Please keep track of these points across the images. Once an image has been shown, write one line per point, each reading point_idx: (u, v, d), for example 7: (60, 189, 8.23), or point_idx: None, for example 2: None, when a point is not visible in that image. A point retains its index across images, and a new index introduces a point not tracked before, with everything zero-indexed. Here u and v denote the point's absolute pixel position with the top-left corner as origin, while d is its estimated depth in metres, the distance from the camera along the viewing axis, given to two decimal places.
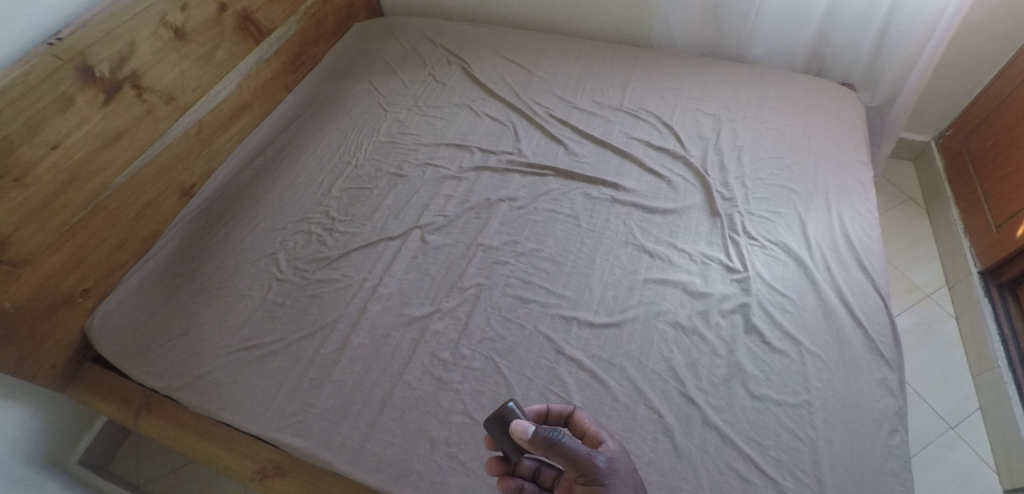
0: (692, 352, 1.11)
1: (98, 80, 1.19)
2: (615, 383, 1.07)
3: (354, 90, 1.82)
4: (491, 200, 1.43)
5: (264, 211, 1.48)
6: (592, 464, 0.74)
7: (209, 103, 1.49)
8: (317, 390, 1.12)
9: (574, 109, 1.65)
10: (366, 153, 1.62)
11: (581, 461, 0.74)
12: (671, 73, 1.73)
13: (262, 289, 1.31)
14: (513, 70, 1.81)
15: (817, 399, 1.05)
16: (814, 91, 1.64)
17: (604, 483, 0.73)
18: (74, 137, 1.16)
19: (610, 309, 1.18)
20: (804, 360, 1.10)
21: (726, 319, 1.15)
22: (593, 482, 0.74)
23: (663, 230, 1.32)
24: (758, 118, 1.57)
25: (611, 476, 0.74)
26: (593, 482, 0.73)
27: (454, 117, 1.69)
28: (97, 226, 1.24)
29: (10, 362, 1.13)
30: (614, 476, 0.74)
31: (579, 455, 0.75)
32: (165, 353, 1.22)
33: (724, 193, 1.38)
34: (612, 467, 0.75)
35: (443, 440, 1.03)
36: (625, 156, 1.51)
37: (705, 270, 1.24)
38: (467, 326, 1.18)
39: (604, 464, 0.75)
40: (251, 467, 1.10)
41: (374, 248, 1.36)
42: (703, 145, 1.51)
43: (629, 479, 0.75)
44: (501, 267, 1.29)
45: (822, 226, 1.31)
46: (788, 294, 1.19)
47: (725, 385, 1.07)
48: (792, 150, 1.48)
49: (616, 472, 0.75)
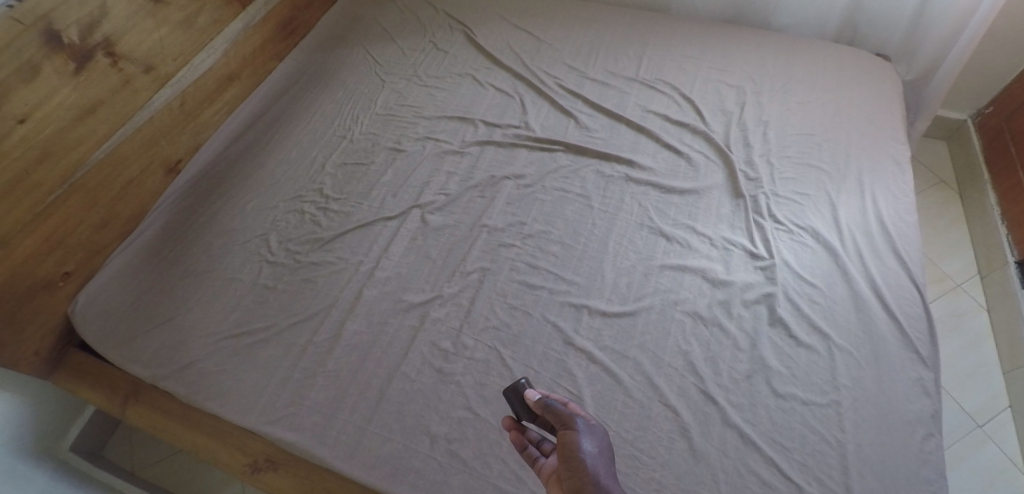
0: (711, 346, 1.03)
1: (67, 48, 1.09)
2: (629, 378, 1.00)
3: (350, 58, 1.71)
4: (496, 177, 1.34)
5: (255, 189, 1.40)
6: (569, 418, 0.74)
7: (193, 73, 1.39)
8: (310, 381, 1.05)
9: (586, 80, 1.54)
10: (362, 126, 1.52)
11: (561, 415, 0.75)
12: (691, 41, 1.61)
13: (252, 272, 1.23)
14: (520, 37, 1.69)
15: (846, 398, 0.97)
16: (846, 62, 1.52)
17: (576, 431, 0.72)
18: (42, 110, 1.06)
19: (623, 297, 1.10)
20: (833, 356, 1.02)
21: (749, 310, 1.07)
22: (568, 432, 0.72)
23: (681, 211, 1.23)
24: (786, 90, 1.46)
25: (586, 431, 0.73)
26: (567, 430, 0.72)
27: (457, 87, 1.58)
28: (75, 205, 1.16)
29: None
30: (586, 432, 0.72)
31: (560, 409, 0.76)
32: (152, 340, 1.16)
33: (748, 173, 1.28)
34: (589, 427, 0.74)
35: (443, 436, 0.96)
36: (640, 130, 1.40)
37: (727, 256, 1.15)
38: (470, 314, 1.11)
39: (581, 422, 0.74)
40: (243, 461, 1.05)
41: (370, 229, 1.27)
42: (725, 120, 1.41)
43: (603, 442, 0.72)
44: (506, 250, 1.20)
45: (854, 210, 1.21)
46: (816, 284, 1.11)
47: (746, 382, 0.99)
48: (823, 126, 1.37)
49: (592, 430, 0.73)
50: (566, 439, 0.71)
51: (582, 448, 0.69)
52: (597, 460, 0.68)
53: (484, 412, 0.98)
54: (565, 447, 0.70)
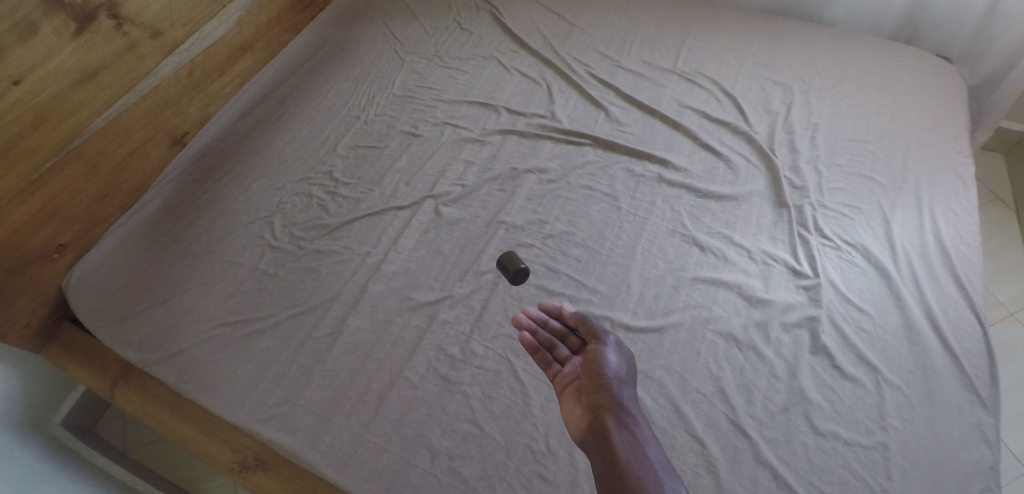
0: (745, 371, 0.94)
1: (68, 7, 0.98)
2: (652, 401, 0.91)
3: (369, 34, 1.62)
4: (517, 170, 1.25)
5: (263, 168, 1.31)
6: (600, 333, 0.90)
7: (204, 41, 1.29)
8: (306, 379, 0.97)
9: (619, 69, 1.43)
10: (378, 107, 1.42)
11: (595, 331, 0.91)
12: (736, 32, 1.48)
13: (254, 256, 1.15)
14: (550, 19, 1.58)
15: (894, 441, 0.87)
16: (906, 62, 1.39)
17: (604, 345, 0.88)
18: (38, 71, 0.95)
19: (649, 311, 1.01)
20: (880, 391, 0.92)
21: (789, 334, 0.98)
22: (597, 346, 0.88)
23: (718, 219, 1.13)
24: (838, 91, 1.33)
25: (613, 348, 0.88)
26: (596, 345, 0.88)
27: (480, 70, 1.48)
28: (72, 175, 1.06)
29: None
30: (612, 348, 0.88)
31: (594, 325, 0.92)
32: (142, 321, 1.06)
33: (794, 180, 1.18)
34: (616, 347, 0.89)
35: (445, 452, 0.88)
36: (676, 127, 1.29)
37: (766, 273, 1.05)
38: (481, 318, 1.02)
39: (611, 341, 0.90)
40: (230, 457, 0.95)
41: (381, 218, 1.19)
42: (771, 120, 1.29)
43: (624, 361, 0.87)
44: (524, 251, 1.11)
45: (911, 229, 1.10)
46: (864, 309, 1.01)
47: (783, 416, 0.90)
48: (878, 133, 1.25)
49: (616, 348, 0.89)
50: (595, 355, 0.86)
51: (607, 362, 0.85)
52: (618, 374, 0.85)
53: (491, 429, 0.90)
54: (593, 357, 0.86)
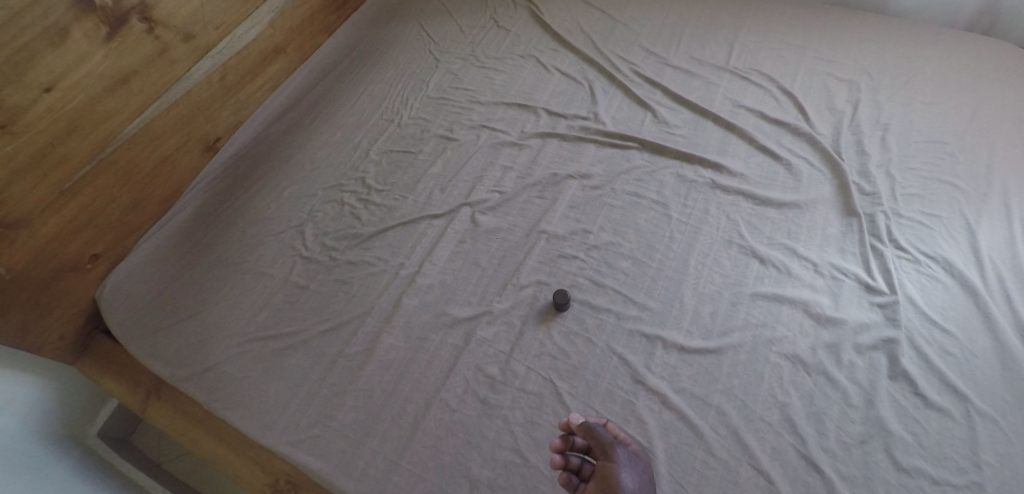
0: (815, 399, 0.85)
1: (100, 10, 0.95)
2: (711, 431, 0.83)
3: (403, 35, 1.57)
4: (558, 176, 1.18)
5: (295, 175, 1.27)
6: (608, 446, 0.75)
7: (236, 44, 1.25)
8: (339, 399, 0.92)
9: (666, 67, 1.35)
10: (412, 110, 1.37)
11: (602, 443, 0.76)
12: (793, 25, 1.38)
13: (285, 267, 1.11)
14: (592, 16, 1.50)
15: (990, 481, 0.76)
16: (987, 54, 1.26)
17: (615, 462, 0.74)
18: (69, 78, 0.93)
19: (706, 330, 0.93)
20: (973, 424, 0.81)
21: (864, 358, 0.88)
22: (608, 462, 0.74)
23: (779, 229, 1.04)
24: (911, 88, 1.22)
25: (625, 463, 0.75)
26: (607, 463, 0.74)
27: (518, 70, 1.41)
28: (104, 183, 1.03)
29: (11, 334, 0.92)
30: (626, 464, 0.75)
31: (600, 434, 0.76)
32: (174, 335, 1.03)
33: (863, 186, 1.08)
34: (630, 461, 0.76)
35: (486, 482, 0.82)
36: (730, 129, 1.20)
37: (835, 288, 0.96)
38: (522, 336, 0.96)
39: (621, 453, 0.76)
40: (262, 479, 0.89)
41: (414, 227, 1.14)
42: (835, 120, 1.19)
43: (644, 477, 0.75)
44: (567, 263, 1.05)
45: (1000, 238, 0.98)
46: (949, 330, 0.89)
47: (860, 449, 0.80)
48: (958, 132, 1.13)
49: (631, 462, 0.76)
50: (608, 474, 0.73)
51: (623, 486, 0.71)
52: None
53: (535, 458, 0.83)
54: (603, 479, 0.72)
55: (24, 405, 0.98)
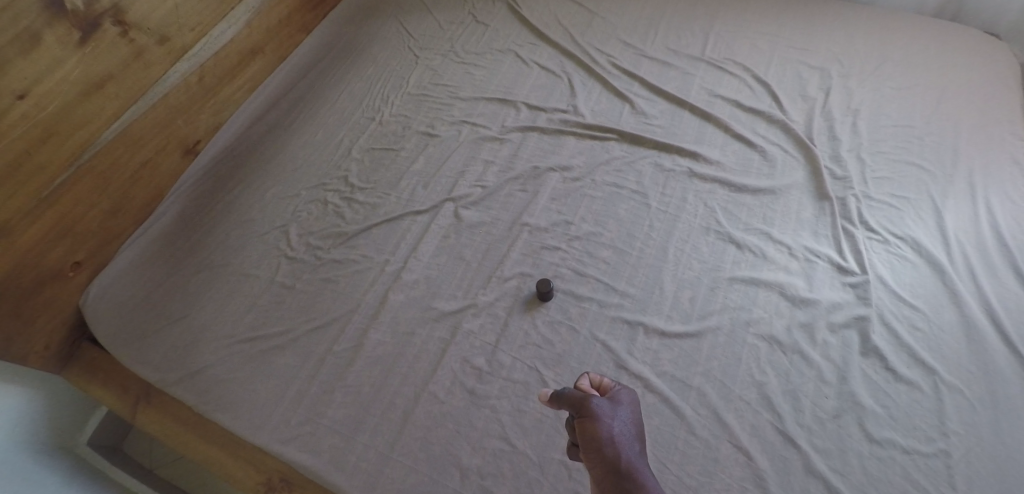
0: (791, 377, 0.88)
1: (71, 14, 0.94)
2: (692, 411, 0.86)
3: (382, 32, 1.57)
4: (539, 169, 1.20)
5: (277, 175, 1.27)
6: (582, 400, 0.62)
7: (212, 45, 1.25)
8: (328, 396, 0.93)
9: (643, 59, 1.37)
10: (393, 107, 1.38)
11: (574, 399, 0.63)
12: (766, 15, 1.41)
13: (270, 268, 1.11)
14: (570, 9, 1.52)
15: (958, 448, 0.80)
16: (953, 39, 1.30)
17: (593, 415, 0.60)
18: (43, 85, 0.92)
19: (685, 315, 0.96)
20: (940, 395, 0.84)
21: (837, 336, 0.91)
22: (586, 419, 0.60)
23: (755, 214, 1.07)
24: (880, 74, 1.25)
25: (607, 413, 0.61)
26: (582, 418, 0.61)
27: (498, 65, 1.42)
28: (82, 190, 1.02)
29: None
30: (605, 411, 0.61)
31: (571, 393, 0.64)
32: (161, 340, 1.03)
33: (835, 171, 1.11)
34: (612, 408, 0.62)
35: (476, 470, 0.84)
36: (706, 118, 1.23)
37: (809, 270, 0.99)
38: (508, 327, 0.98)
39: (599, 404, 0.62)
40: (255, 478, 0.90)
41: (398, 224, 1.15)
42: (807, 107, 1.22)
43: (630, 421, 0.62)
44: (550, 254, 1.07)
45: (965, 217, 1.02)
46: (918, 306, 0.93)
47: (835, 424, 0.83)
48: (925, 116, 1.17)
49: (612, 408, 0.62)
50: (586, 430, 0.59)
51: (602, 436, 0.58)
52: (624, 443, 0.58)
53: (523, 445, 0.85)
54: (585, 441, 0.59)
55: (12, 417, 0.97)
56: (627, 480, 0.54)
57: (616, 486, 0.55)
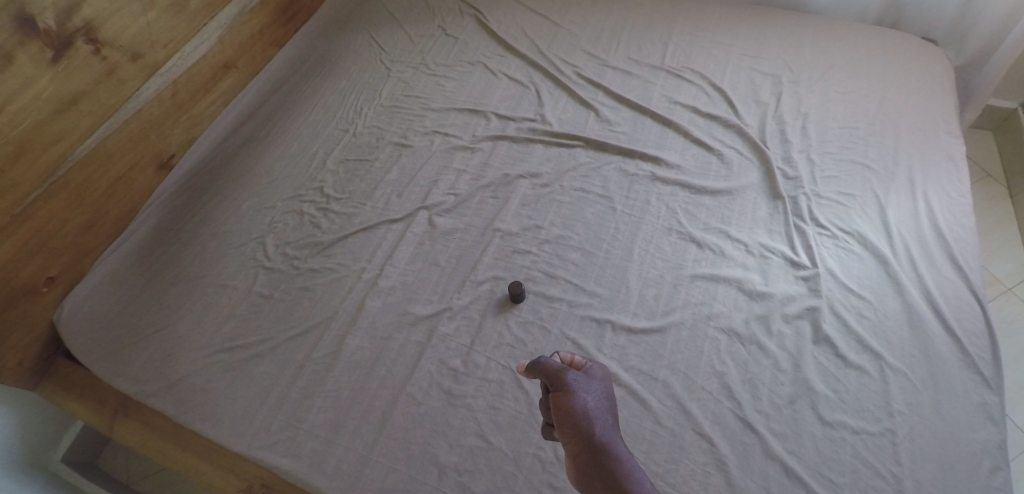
0: (749, 366, 0.94)
1: (43, 34, 0.95)
2: (658, 403, 0.90)
3: (354, 45, 1.60)
4: (509, 176, 1.24)
5: (252, 187, 1.29)
6: (558, 373, 0.67)
7: (185, 61, 1.27)
8: (308, 402, 0.95)
9: (606, 68, 1.43)
10: (366, 119, 1.41)
11: (551, 374, 0.68)
12: (721, 25, 1.48)
13: (248, 278, 1.13)
14: (535, 22, 1.57)
15: (902, 427, 0.86)
16: (893, 46, 1.38)
17: (568, 389, 0.66)
18: (15, 102, 0.92)
19: (650, 311, 1.01)
20: (885, 377, 0.91)
21: (791, 326, 0.97)
22: (562, 392, 0.66)
23: (713, 214, 1.13)
24: (827, 79, 1.33)
25: (580, 386, 0.67)
26: (558, 393, 0.66)
27: (468, 76, 1.47)
28: (57, 206, 1.03)
29: None
30: (579, 386, 0.66)
31: (548, 366, 0.70)
32: (139, 352, 1.04)
33: (787, 171, 1.18)
34: (586, 381, 0.68)
35: (453, 468, 0.87)
36: (667, 124, 1.29)
37: (765, 265, 1.05)
38: (482, 328, 1.02)
39: (574, 378, 0.67)
40: (236, 485, 0.92)
41: (374, 232, 1.18)
42: (761, 112, 1.29)
43: (603, 395, 0.67)
44: (521, 257, 1.11)
45: (905, 212, 1.09)
46: (864, 296, 1.00)
47: (790, 408, 0.89)
48: (868, 118, 1.25)
49: (586, 383, 0.67)
50: (562, 404, 0.64)
51: (577, 408, 0.63)
52: (597, 416, 0.63)
53: (498, 441, 0.89)
54: (560, 413, 0.64)
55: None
56: (600, 453, 0.59)
57: (589, 458, 0.60)
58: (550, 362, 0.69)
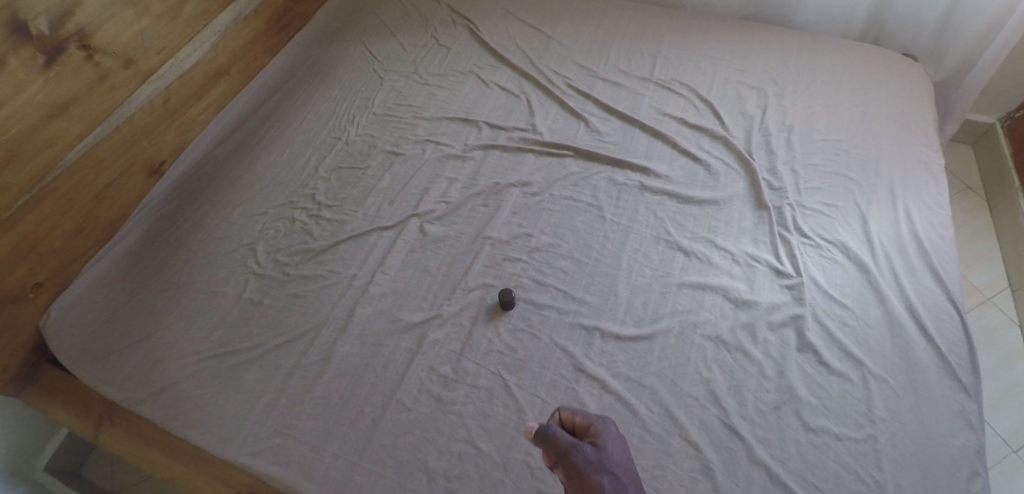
0: (735, 373, 0.95)
1: (36, 39, 0.96)
2: (645, 409, 0.92)
3: (346, 54, 1.62)
4: (500, 185, 1.25)
5: (243, 193, 1.29)
6: (571, 454, 0.66)
7: (178, 68, 1.27)
8: (297, 408, 0.95)
9: (596, 80, 1.45)
10: (358, 127, 1.42)
11: (561, 452, 0.67)
12: (708, 39, 1.51)
13: (238, 285, 1.13)
14: (527, 33, 1.60)
15: (884, 433, 0.88)
16: (876, 62, 1.42)
17: (584, 470, 0.65)
18: (5, 108, 0.93)
19: (638, 319, 1.02)
20: (868, 385, 0.93)
21: (776, 334, 0.99)
22: (578, 475, 0.64)
23: (701, 224, 1.15)
24: (811, 92, 1.37)
25: (595, 465, 0.65)
26: (573, 476, 0.64)
27: (460, 86, 1.49)
28: (46, 211, 1.03)
29: None
30: (595, 466, 0.65)
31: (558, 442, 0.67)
32: (127, 358, 1.04)
33: (772, 182, 1.20)
34: (599, 456, 0.66)
35: (442, 474, 0.87)
36: (655, 135, 1.32)
37: (750, 274, 1.07)
38: (472, 335, 1.02)
39: (586, 454, 0.66)
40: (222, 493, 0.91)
41: (365, 239, 1.19)
42: (746, 124, 1.32)
43: (619, 468, 0.66)
44: (511, 265, 1.12)
45: (887, 223, 1.12)
46: (847, 305, 1.02)
47: (775, 414, 0.90)
48: (851, 131, 1.28)
49: (600, 458, 0.66)
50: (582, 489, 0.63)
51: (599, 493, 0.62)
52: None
53: (487, 447, 0.89)
54: None
55: None
56: None
57: None
58: (558, 437, 0.67)
